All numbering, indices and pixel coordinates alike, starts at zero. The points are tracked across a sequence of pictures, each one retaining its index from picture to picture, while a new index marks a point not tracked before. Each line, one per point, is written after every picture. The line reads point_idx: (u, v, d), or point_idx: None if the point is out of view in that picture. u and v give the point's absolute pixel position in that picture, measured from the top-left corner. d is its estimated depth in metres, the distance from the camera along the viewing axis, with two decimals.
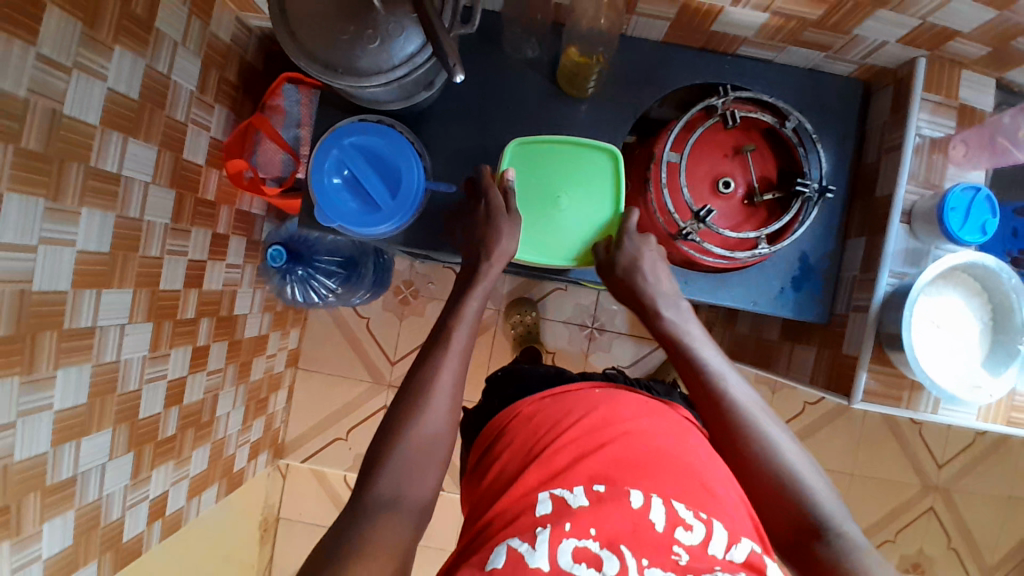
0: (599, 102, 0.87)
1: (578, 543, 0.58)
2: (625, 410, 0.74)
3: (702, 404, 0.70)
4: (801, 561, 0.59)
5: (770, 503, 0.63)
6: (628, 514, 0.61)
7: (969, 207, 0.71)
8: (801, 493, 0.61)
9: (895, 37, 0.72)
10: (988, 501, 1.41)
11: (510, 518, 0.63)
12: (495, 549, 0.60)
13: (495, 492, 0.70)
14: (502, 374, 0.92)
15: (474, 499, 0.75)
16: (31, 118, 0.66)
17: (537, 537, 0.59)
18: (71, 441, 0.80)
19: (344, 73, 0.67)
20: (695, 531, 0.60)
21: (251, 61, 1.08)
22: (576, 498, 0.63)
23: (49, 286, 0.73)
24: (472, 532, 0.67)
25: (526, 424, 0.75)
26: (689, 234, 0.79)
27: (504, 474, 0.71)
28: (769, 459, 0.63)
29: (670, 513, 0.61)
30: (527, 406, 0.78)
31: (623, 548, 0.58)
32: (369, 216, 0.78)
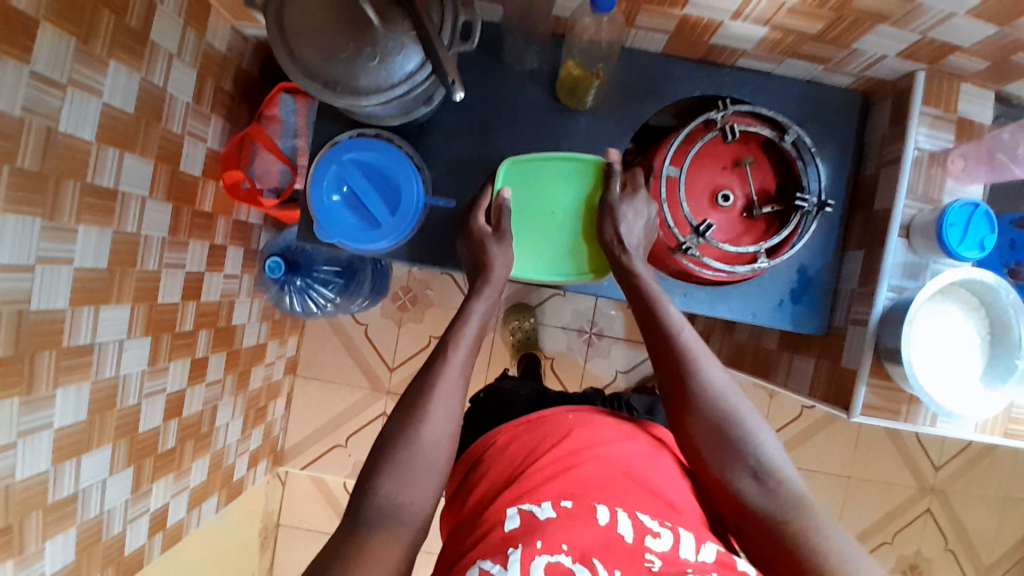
0: (598, 114, 0.86)
1: (550, 559, 0.56)
2: (598, 433, 0.73)
3: (669, 363, 0.68)
4: (755, 521, 0.62)
5: (730, 466, 0.64)
6: (597, 530, 0.60)
7: (968, 222, 0.71)
8: (761, 458, 0.63)
9: (894, 51, 0.72)
10: (984, 502, 1.42)
11: (479, 544, 0.62)
12: (466, 573, 0.58)
13: (473, 518, 0.69)
14: (485, 396, 0.94)
15: (455, 523, 0.74)
16: (26, 137, 0.66)
17: (509, 557, 0.57)
18: (72, 458, 0.80)
19: (342, 91, 0.66)
20: (663, 538, 0.61)
21: (247, 70, 1.07)
22: (544, 511, 0.62)
23: (47, 304, 0.72)
24: (451, 559, 0.65)
25: (500, 454, 0.75)
26: (689, 249, 0.79)
27: (483, 498, 0.71)
28: (734, 424, 0.64)
29: (637, 524, 0.61)
30: (502, 435, 0.78)
31: (596, 560, 0.57)
32: (369, 233, 0.78)
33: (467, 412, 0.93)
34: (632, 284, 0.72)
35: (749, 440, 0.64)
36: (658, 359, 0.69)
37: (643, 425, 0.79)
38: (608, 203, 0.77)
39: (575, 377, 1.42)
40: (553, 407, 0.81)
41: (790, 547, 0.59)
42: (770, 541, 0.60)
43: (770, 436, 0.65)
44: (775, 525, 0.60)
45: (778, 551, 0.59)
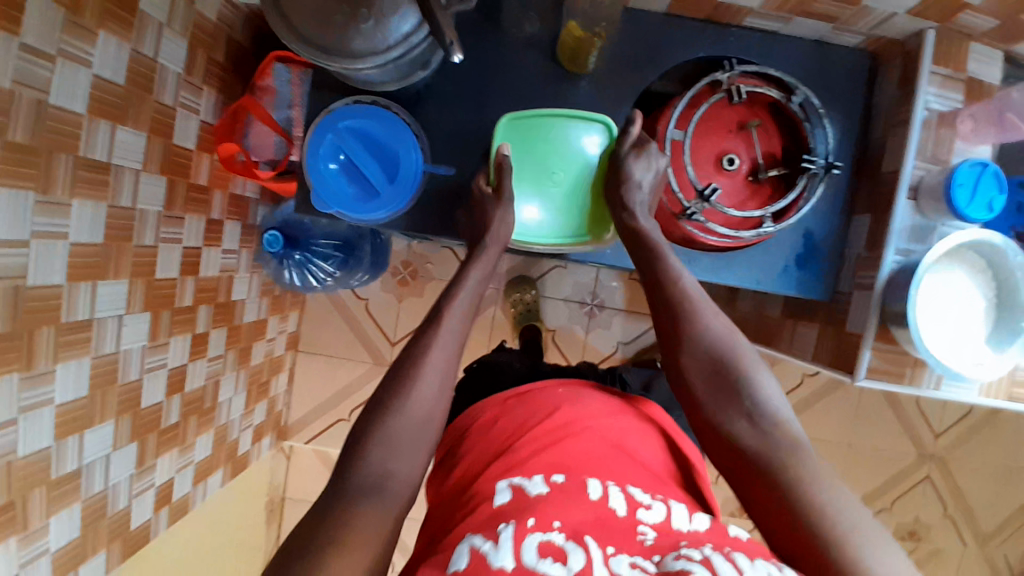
0: (600, 79, 0.84)
1: (542, 537, 0.55)
2: (585, 408, 0.74)
3: (671, 316, 0.67)
4: (751, 478, 0.61)
5: (728, 414, 0.62)
6: (589, 506, 0.60)
7: (977, 181, 0.70)
8: (760, 405, 0.62)
9: (904, 9, 0.70)
10: (983, 469, 1.44)
11: (467, 519, 0.61)
12: (456, 551, 0.56)
13: (458, 493, 0.69)
14: (478, 367, 0.95)
15: (437, 500, 0.74)
16: (16, 109, 0.64)
17: (501, 535, 0.55)
18: (74, 434, 0.80)
19: (337, 54, 0.64)
20: (654, 510, 0.62)
21: (238, 40, 1.04)
22: (535, 486, 0.63)
23: (44, 280, 0.71)
24: (434, 536, 0.65)
25: (486, 431, 0.75)
26: (693, 214, 0.78)
27: (471, 472, 0.71)
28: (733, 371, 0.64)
29: (629, 498, 0.62)
30: (488, 412, 0.78)
31: (589, 538, 0.56)
32: (367, 202, 0.77)
33: (460, 385, 0.94)
34: (639, 242, 0.73)
35: (747, 384, 0.63)
36: (657, 309, 0.70)
37: (636, 402, 0.80)
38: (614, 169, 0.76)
39: (577, 349, 1.42)
40: (542, 383, 0.81)
41: (787, 500, 0.57)
42: (771, 498, 0.58)
43: (769, 382, 0.64)
44: (774, 478, 0.59)
45: (778, 506, 0.57)
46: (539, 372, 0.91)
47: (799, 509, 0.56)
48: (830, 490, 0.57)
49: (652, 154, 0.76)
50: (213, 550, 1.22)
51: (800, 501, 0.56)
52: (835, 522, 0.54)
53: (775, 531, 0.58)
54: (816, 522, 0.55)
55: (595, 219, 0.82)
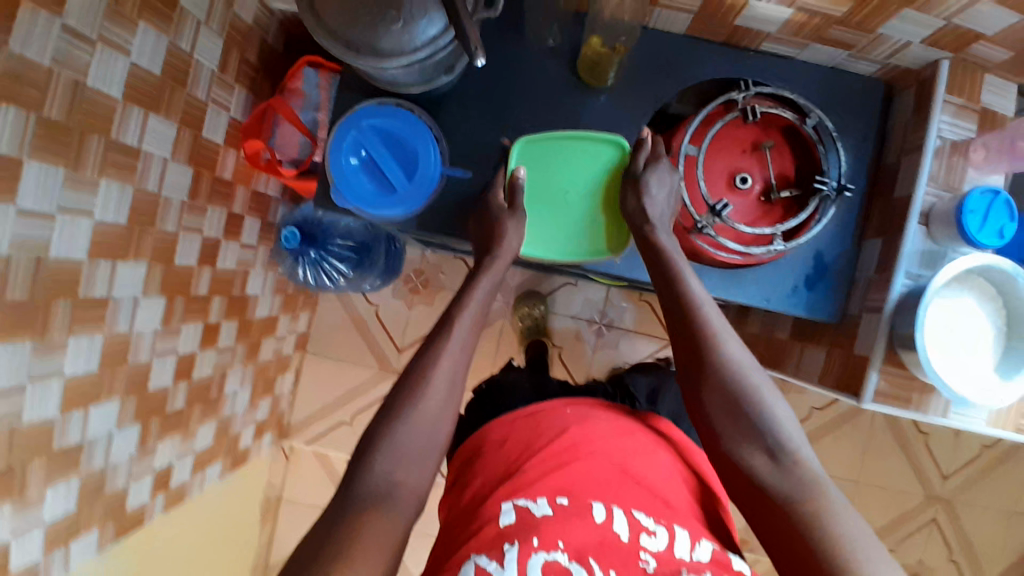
0: (619, 93, 0.86)
1: (547, 557, 0.59)
2: (593, 430, 0.73)
3: (687, 340, 0.67)
4: (762, 506, 0.60)
5: (742, 441, 0.62)
6: (593, 529, 0.62)
7: (988, 209, 0.70)
8: (773, 432, 0.61)
9: (919, 38, 0.72)
10: (992, 515, 1.40)
11: (472, 539, 0.64)
12: (462, 567, 0.60)
13: (467, 513, 0.70)
14: (486, 389, 0.94)
15: (451, 517, 0.75)
16: (54, 87, 0.67)
17: (506, 555, 0.59)
18: (80, 408, 0.81)
19: (365, 52, 0.67)
20: (658, 536, 0.63)
21: (271, 42, 1.08)
22: (539, 508, 0.64)
23: (66, 254, 0.73)
24: (445, 552, 0.67)
25: (495, 451, 0.75)
26: (704, 229, 0.79)
27: (478, 495, 0.71)
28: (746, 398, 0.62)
29: (632, 521, 0.63)
30: (496, 432, 0.78)
31: (592, 560, 0.59)
32: (384, 198, 0.79)
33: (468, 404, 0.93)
34: (656, 262, 0.72)
35: (767, 417, 0.62)
36: (678, 333, 0.68)
37: (645, 418, 0.80)
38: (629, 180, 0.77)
39: (582, 366, 1.42)
40: (551, 402, 0.80)
41: (801, 531, 0.56)
42: (782, 523, 0.58)
43: (787, 414, 0.63)
44: (787, 504, 0.58)
45: (789, 534, 0.57)
46: (547, 390, 0.90)
47: (815, 545, 0.55)
48: (848, 524, 0.56)
49: (664, 168, 0.77)
50: (205, 543, 1.22)
51: (815, 528, 0.56)
52: (854, 560, 0.53)
53: (785, 559, 0.57)
54: (832, 559, 0.53)
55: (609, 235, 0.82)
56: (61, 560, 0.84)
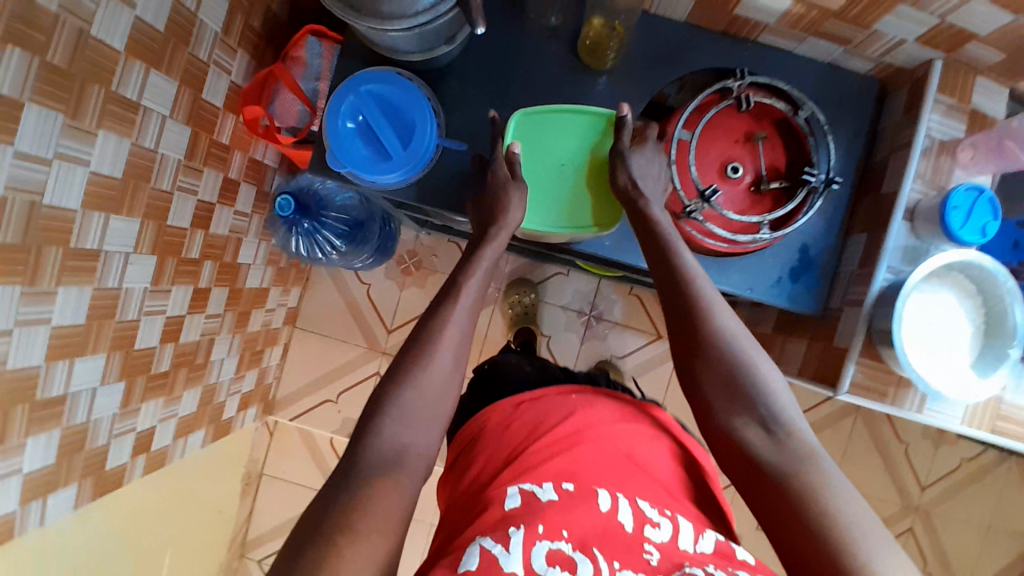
0: (616, 77, 0.87)
1: (551, 546, 0.58)
2: (597, 419, 0.74)
3: (680, 314, 0.66)
4: (755, 481, 0.60)
5: (735, 413, 0.61)
6: (597, 517, 0.62)
7: (971, 207, 0.71)
8: (767, 403, 0.61)
9: (914, 35, 0.73)
10: (968, 527, 1.41)
11: (475, 523, 0.63)
12: (465, 551, 0.58)
13: (469, 498, 0.70)
14: (488, 368, 0.95)
15: (450, 500, 0.76)
16: (59, 33, 0.68)
17: (511, 539, 0.57)
18: (65, 359, 0.81)
19: (367, 14, 0.67)
20: (663, 527, 0.62)
21: (276, 11, 1.09)
22: (545, 493, 0.64)
23: (60, 202, 0.74)
24: (447, 537, 0.66)
25: (497, 436, 0.76)
26: (692, 214, 0.79)
27: (480, 479, 0.72)
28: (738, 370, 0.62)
29: (637, 512, 0.63)
30: (498, 415, 0.79)
31: (596, 551, 0.59)
32: (378, 164, 0.79)
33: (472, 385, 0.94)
34: (649, 234, 0.72)
35: (761, 387, 0.61)
36: (670, 308, 0.68)
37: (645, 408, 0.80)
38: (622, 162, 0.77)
39: (569, 357, 1.42)
40: (553, 389, 0.81)
41: (796, 508, 0.56)
42: (776, 496, 0.57)
43: (782, 386, 0.63)
44: (780, 477, 0.58)
45: (784, 509, 0.56)
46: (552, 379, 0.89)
47: (812, 521, 0.54)
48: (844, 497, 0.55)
49: (650, 150, 0.78)
50: (183, 511, 1.22)
51: (812, 502, 0.55)
52: (853, 537, 0.53)
53: (778, 532, 0.57)
54: (830, 534, 0.53)
55: (603, 211, 0.82)
56: (37, 512, 0.84)
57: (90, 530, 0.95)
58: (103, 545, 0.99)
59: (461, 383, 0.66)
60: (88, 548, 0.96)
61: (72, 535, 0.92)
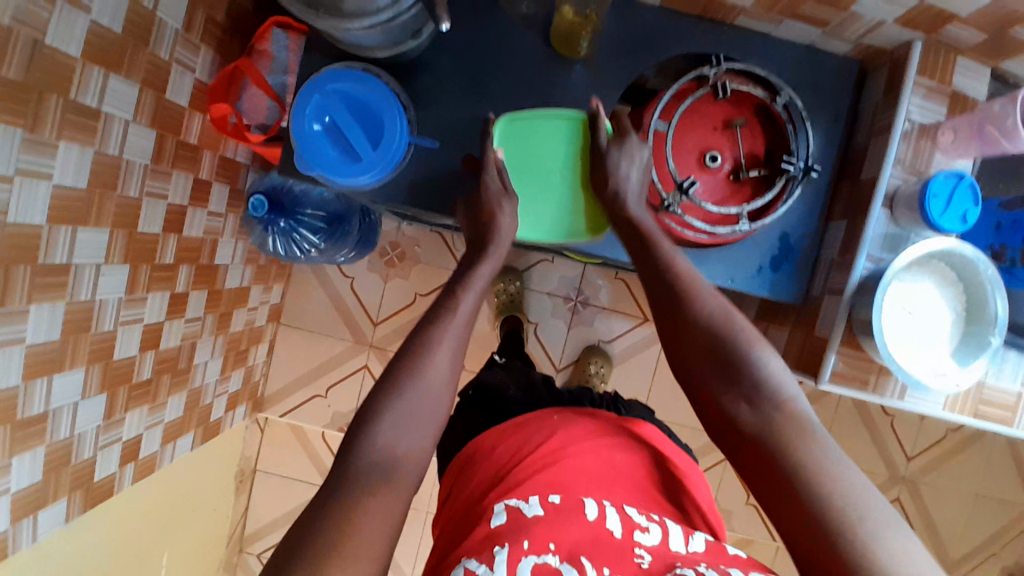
0: (591, 66, 0.85)
1: (537, 560, 0.59)
2: (579, 434, 0.76)
3: (662, 292, 0.65)
4: (749, 454, 0.57)
5: (720, 386, 0.59)
6: (585, 526, 0.63)
7: (952, 194, 0.71)
8: (754, 373, 0.58)
9: (893, 17, 0.71)
10: (953, 495, 1.44)
11: (466, 542, 0.64)
12: (451, 572, 0.60)
13: (462, 515, 0.72)
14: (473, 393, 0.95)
15: (445, 518, 0.77)
16: (12, 45, 0.65)
17: (495, 558, 0.59)
18: (43, 376, 0.80)
19: (326, 13, 0.65)
20: (652, 532, 0.64)
21: (239, 3, 1.05)
22: (531, 508, 0.64)
23: (25, 219, 0.72)
24: (441, 556, 0.68)
25: (487, 457, 0.77)
26: (670, 206, 0.78)
27: (471, 497, 0.74)
28: (722, 341, 0.60)
29: (626, 520, 0.64)
30: (489, 439, 0.80)
31: (584, 559, 0.60)
32: (349, 166, 0.77)
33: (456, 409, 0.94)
34: (626, 221, 0.72)
35: (747, 360, 0.59)
36: (654, 289, 0.66)
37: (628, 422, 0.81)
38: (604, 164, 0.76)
39: (556, 344, 1.43)
40: (539, 411, 0.83)
41: (790, 478, 0.54)
42: (771, 470, 0.55)
43: (773, 355, 0.60)
44: (772, 448, 0.56)
45: (779, 481, 0.55)
46: (539, 401, 0.90)
47: (806, 495, 0.53)
48: (838, 463, 0.54)
49: (633, 145, 0.76)
50: (177, 513, 1.22)
51: (804, 474, 0.53)
52: (840, 513, 0.51)
53: (776, 505, 0.55)
54: (817, 508, 0.52)
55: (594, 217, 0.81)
56: (29, 529, 0.84)
57: (82, 542, 0.95)
58: (97, 554, 1.00)
59: (454, 390, 0.65)
60: (81, 559, 0.96)
61: (66, 547, 0.92)
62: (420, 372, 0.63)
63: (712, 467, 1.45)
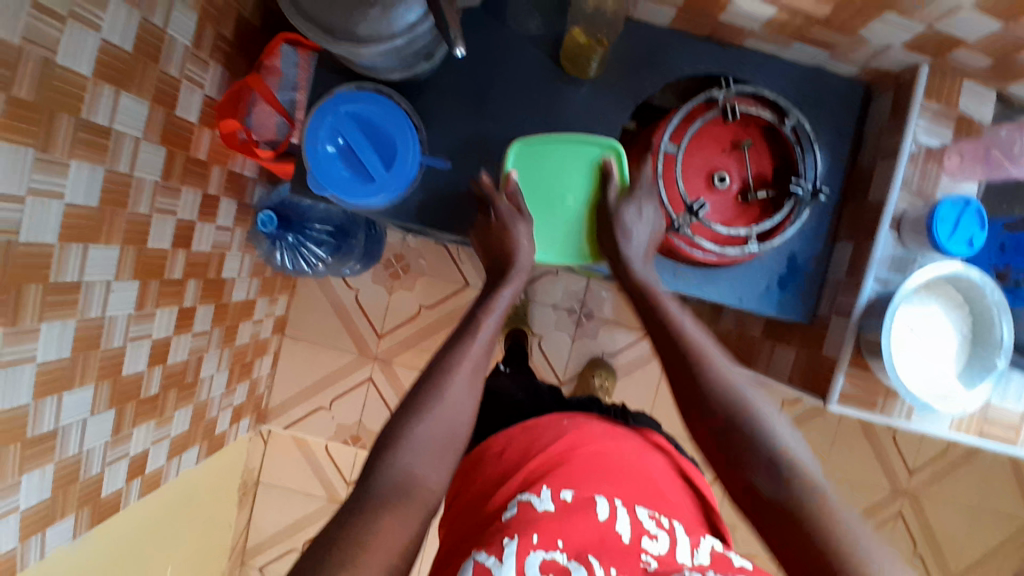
0: (600, 86, 0.86)
1: (545, 556, 0.59)
2: (589, 434, 0.76)
3: (678, 363, 0.68)
4: (766, 514, 0.61)
5: (736, 449, 0.63)
6: (595, 526, 0.63)
7: (959, 218, 0.72)
8: (768, 438, 0.63)
9: (900, 42, 0.72)
10: (955, 507, 1.45)
11: (480, 536, 0.65)
12: (463, 566, 0.60)
13: (474, 509, 0.73)
14: None
15: (453, 516, 0.78)
16: (24, 66, 0.65)
17: (505, 550, 0.59)
18: (53, 394, 0.80)
19: (342, 38, 0.66)
20: (659, 540, 0.64)
21: (247, 19, 1.06)
22: (543, 502, 0.65)
23: (37, 237, 0.72)
24: (454, 551, 0.69)
25: (495, 456, 0.77)
26: (681, 228, 0.80)
27: (481, 492, 0.74)
28: (736, 406, 0.64)
29: (635, 523, 0.64)
30: (498, 441, 0.79)
31: (591, 559, 0.60)
32: (363, 186, 0.78)
33: None
34: (633, 284, 0.75)
35: (762, 428, 0.63)
36: (670, 357, 0.70)
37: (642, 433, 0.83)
38: (615, 209, 0.77)
39: (561, 357, 1.43)
40: (548, 415, 0.82)
41: (811, 535, 0.57)
42: (789, 529, 0.59)
43: (783, 423, 0.64)
44: (790, 505, 0.59)
45: (799, 541, 0.57)
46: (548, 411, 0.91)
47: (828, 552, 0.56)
48: (851, 522, 0.57)
49: (644, 198, 0.78)
50: (181, 527, 1.22)
51: (820, 533, 0.57)
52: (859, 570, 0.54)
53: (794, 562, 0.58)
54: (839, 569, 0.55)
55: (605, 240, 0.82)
56: (37, 545, 0.84)
57: (89, 558, 0.95)
58: (103, 570, 0.99)
59: (468, 413, 0.65)
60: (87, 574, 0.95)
61: (74, 564, 0.92)
62: (434, 394, 0.63)
63: (715, 480, 1.45)
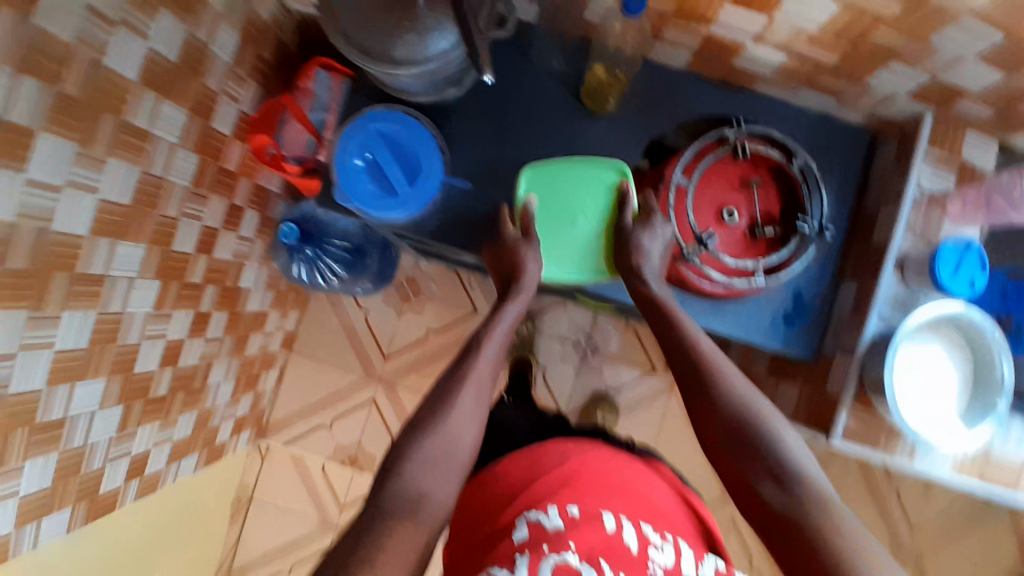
0: (617, 120, 0.90)
1: (558, 560, 0.61)
2: (593, 455, 0.77)
3: (690, 379, 0.70)
4: (774, 530, 0.59)
5: (745, 460, 0.63)
6: (603, 536, 0.64)
7: (959, 260, 0.74)
8: (775, 449, 0.62)
9: (905, 90, 0.76)
10: (960, 569, 1.41)
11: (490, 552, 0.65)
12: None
13: (475, 525, 0.73)
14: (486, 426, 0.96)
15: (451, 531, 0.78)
16: (80, 65, 0.70)
17: (516, 563, 0.62)
18: (66, 382, 0.82)
19: (378, 59, 0.71)
20: (665, 551, 0.65)
21: (286, 43, 1.12)
22: (552, 520, 0.65)
23: (69, 228, 0.75)
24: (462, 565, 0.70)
25: (499, 474, 0.77)
26: (691, 258, 0.83)
27: (483, 508, 0.74)
28: (745, 417, 0.65)
29: (641, 535, 0.66)
30: (490, 472, 0.79)
31: (602, 562, 0.61)
32: (387, 200, 0.82)
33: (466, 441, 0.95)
34: (650, 304, 0.77)
35: (770, 441, 0.63)
36: (682, 374, 0.71)
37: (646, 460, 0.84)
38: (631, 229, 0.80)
39: (565, 389, 1.43)
40: (551, 438, 0.83)
41: (809, 539, 0.56)
42: (794, 540, 0.57)
43: (794, 438, 0.64)
44: (791, 515, 0.58)
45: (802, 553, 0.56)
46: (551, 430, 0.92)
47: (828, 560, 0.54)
48: (856, 532, 0.56)
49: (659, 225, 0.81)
50: (173, 535, 1.20)
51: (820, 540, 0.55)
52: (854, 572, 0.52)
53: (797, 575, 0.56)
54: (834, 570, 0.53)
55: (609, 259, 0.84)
56: (32, 533, 0.84)
57: (81, 556, 0.95)
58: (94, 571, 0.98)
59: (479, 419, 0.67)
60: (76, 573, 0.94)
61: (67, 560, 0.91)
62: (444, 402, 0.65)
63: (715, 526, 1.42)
